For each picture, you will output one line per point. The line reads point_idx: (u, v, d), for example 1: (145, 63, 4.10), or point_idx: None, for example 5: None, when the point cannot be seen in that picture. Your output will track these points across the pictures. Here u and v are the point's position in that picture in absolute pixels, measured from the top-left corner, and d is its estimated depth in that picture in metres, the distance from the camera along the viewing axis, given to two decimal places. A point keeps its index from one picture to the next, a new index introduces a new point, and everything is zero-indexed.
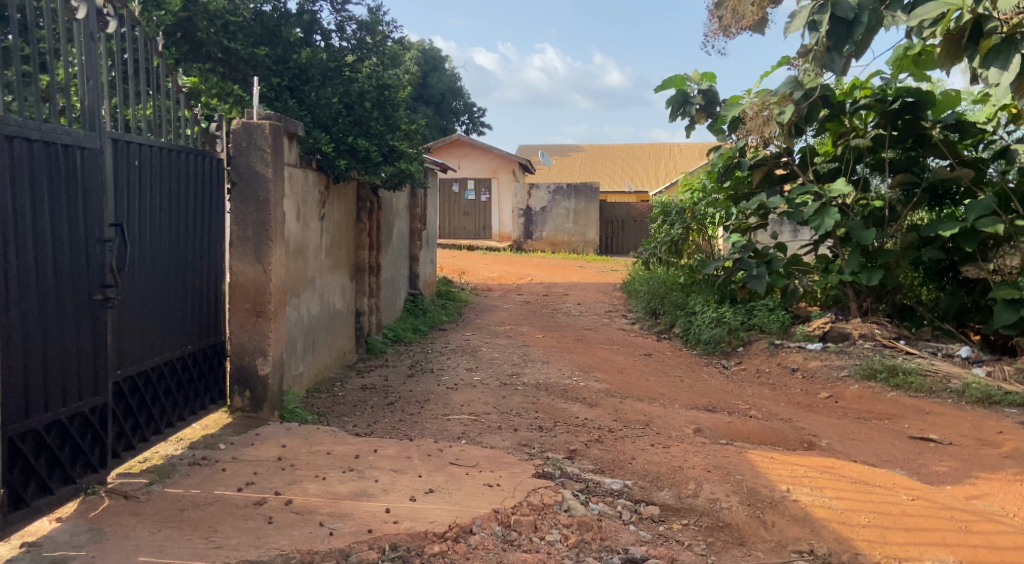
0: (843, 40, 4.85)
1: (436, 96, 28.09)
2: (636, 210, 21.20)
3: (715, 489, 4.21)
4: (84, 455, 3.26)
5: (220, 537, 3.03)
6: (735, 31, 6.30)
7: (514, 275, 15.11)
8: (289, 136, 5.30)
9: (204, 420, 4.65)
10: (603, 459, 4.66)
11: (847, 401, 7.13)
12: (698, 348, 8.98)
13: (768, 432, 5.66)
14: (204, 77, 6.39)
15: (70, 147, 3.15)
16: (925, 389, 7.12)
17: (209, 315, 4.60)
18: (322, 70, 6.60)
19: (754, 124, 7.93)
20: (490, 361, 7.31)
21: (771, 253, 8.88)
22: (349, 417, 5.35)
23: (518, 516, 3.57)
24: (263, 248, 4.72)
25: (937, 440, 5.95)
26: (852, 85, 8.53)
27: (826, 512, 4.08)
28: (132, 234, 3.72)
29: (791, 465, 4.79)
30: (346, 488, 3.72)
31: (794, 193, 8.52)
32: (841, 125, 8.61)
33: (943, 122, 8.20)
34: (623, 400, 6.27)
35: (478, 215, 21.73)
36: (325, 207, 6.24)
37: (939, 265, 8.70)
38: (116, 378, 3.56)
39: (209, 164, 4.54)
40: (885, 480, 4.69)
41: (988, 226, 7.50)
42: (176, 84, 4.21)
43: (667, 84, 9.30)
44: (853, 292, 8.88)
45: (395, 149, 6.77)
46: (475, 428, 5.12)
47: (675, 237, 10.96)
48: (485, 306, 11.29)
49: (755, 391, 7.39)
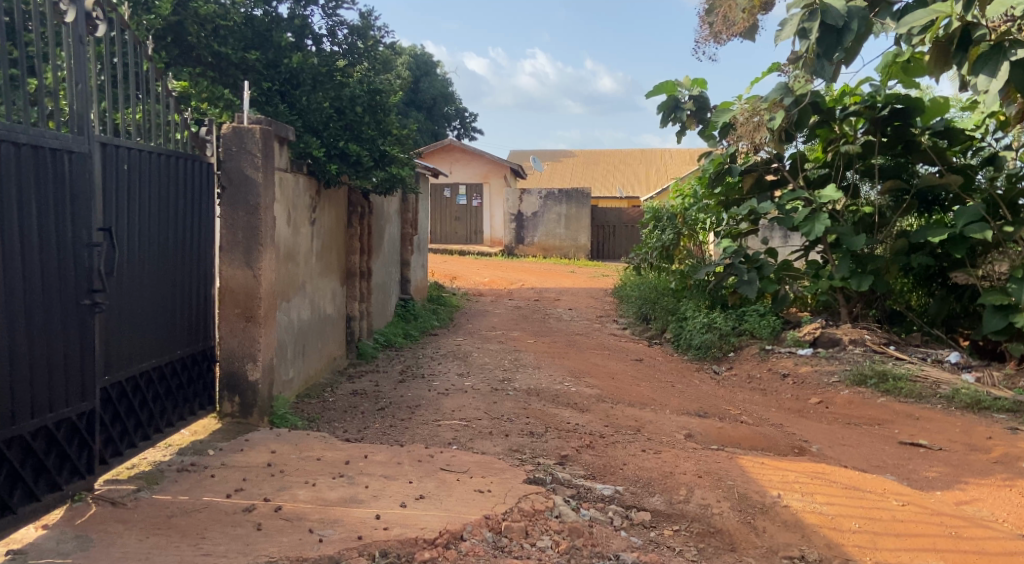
0: (833, 47, 4.89)
1: (428, 101, 28.14)
2: (628, 216, 21.36)
3: (707, 495, 4.23)
4: (71, 461, 3.22)
5: (208, 544, 3.01)
6: (726, 38, 6.35)
7: (506, 281, 15.10)
8: (281, 140, 5.29)
9: (193, 426, 4.60)
10: (594, 465, 4.65)
11: (837, 406, 7.16)
12: (690, 353, 8.98)
13: (759, 438, 5.68)
14: (193, 80, 6.28)
15: (57, 151, 3.12)
16: (915, 394, 7.14)
17: (199, 321, 4.56)
18: (313, 74, 6.60)
19: (744, 131, 8.23)
20: (482, 366, 7.30)
21: (762, 259, 9.00)
22: (339, 423, 5.31)
23: (509, 522, 3.56)
24: (253, 253, 4.69)
25: (926, 446, 5.98)
26: (842, 92, 8.58)
27: (816, 518, 4.09)
28: (121, 239, 3.69)
29: (782, 470, 4.80)
30: (336, 495, 3.69)
31: (784, 199, 8.58)
32: (831, 132, 8.70)
33: (932, 128, 8.25)
34: (614, 405, 6.27)
35: (470, 220, 21.75)
36: (316, 212, 6.22)
37: (929, 271, 8.76)
38: (104, 384, 3.53)
39: (199, 169, 4.51)
40: (875, 486, 4.70)
41: (976, 232, 7.56)
42: (166, 87, 4.19)
43: (658, 90, 9.34)
44: (843, 297, 8.90)
45: (386, 154, 6.68)
46: (466, 433, 5.11)
47: (666, 243, 10.92)
48: (477, 311, 11.29)
49: (745, 396, 7.42)
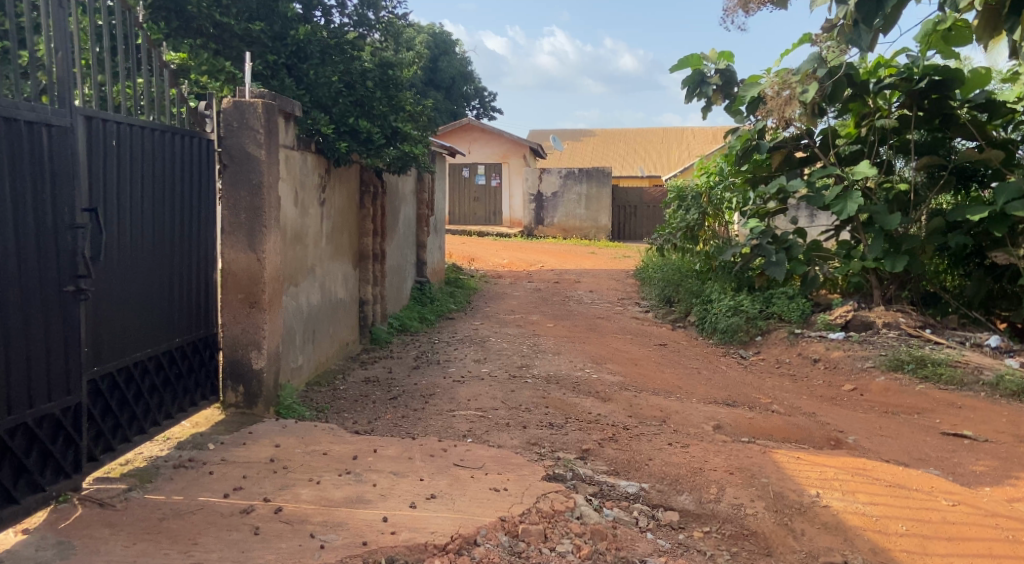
0: (874, 14, 4.15)
1: (446, 81, 27.67)
2: (649, 196, 20.96)
3: (739, 494, 3.94)
4: (55, 460, 2.99)
5: (199, 552, 2.77)
6: (755, 8, 5.86)
7: (524, 262, 14.78)
8: (286, 116, 5.03)
9: (195, 417, 4.39)
10: (617, 460, 4.36)
11: (872, 394, 6.82)
12: (715, 337, 8.59)
13: (792, 429, 5.36)
14: (195, 53, 5.89)
15: (34, 124, 2.87)
16: (956, 381, 6.78)
17: (199, 306, 4.31)
18: (322, 47, 6.32)
19: (775, 105, 7.71)
20: (499, 352, 7.01)
21: (791, 239, 8.56)
22: (348, 413, 5.07)
23: (526, 524, 3.29)
24: (257, 235, 4.43)
25: (971, 437, 5.63)
26: (876, 64, 8.10)
27: (860, 519, 3.78)
28: (110, 218, 3.44)
29: (819, 466, 4.48)
30: (342, 494, 3.44)
31: (815, 176, 8.16)
32: (864, 106, 8.26)
33: (972, 101, 7.79)
34: (638, 394, 5.97)
35: (488, 201, 21.33)
36: (326, 191, 5.95)
37: (965, 250, 8.30)
38: (92, 376, 3.29)
39: (198, 145, 4.25)
40: (922, 483, 4.37)
41: (1018, 210, 7.15)
42: (161, 60, 3.91)
43: (683, 64, 8.92)
44: (876, 279, 8.50)
45: (398, 131, 6.45)
46: (482, 426, 4.84)
47: (691, 223, 10.44)
48: (495, 294, 11.01)
49: (775, 383, 7.09)
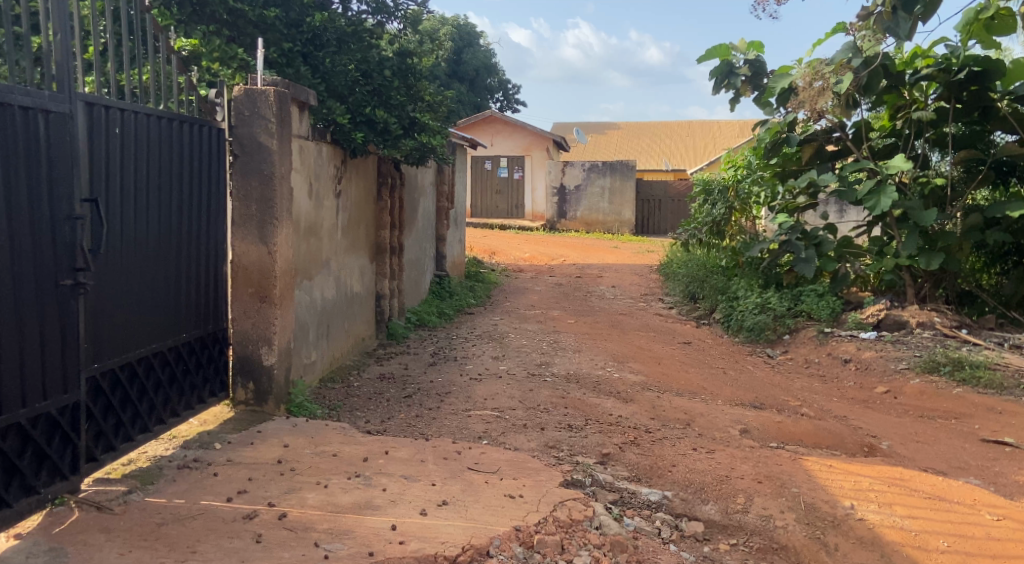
0: None
1: (470, 73, 27.47)
2: (674, 189, 20.63)
3: (768, 504, 3.73)
4: (51, 461, 2.88)
5: (197, 561, 2.63)
6: None
7: (546, 256, 14.57)
8: (300, 105, 4.89)
9: (203, 415, 4.26)
10: (639, 465, 4.17)
11: (907, 397, 6.53)
12: (741, 335, 8.36)
13: (823, 434, 5.12)
14: (206, 40, 5.72)
15: (30, 110, 2.73)
16: (995, 385, 6.48)
17: (208, 300, 4.19)
18: (338, 35, 6.22)
19: (806, 96, 7.55)
20: (518, 349, 6.83)
21: (821, 235, 8.23)
22: (361, 411, 4.93)
23: (542, 535, 3.11)
24: (268, 227, 4.31)
25: (1013, 444, 5.34)
26: (913, 55, 7.79)
27: (897, 534, 3.55)
28: (112, 210, 3.31)
29: (852, 475, 4.25)
30: (349, 499, 3.30)
31: (847, 170, 7.88)
32: (900, 98, 7.91)
33: (1014, 92, 7.43)
34: (661, 395, 5.76)
35: (511, 194, 21.13)
36: (341, 183, 5.80)
37: (1002, 247, 8.11)
38: (92, 373, 3.17)
39: (208, 134, 4.11)
40: (964, 495, 4.12)
41: None
42: (168, 46, 3.77)
43: (711, 54, 8.65)
44: (910, 277, 8.09)
45: (416, 121, 6.33)
46: (498, 427, 4.66)
47: (717, 218, 10.17)
48: (515, 288, 10.83)
49: (804, 384, 6.84)
